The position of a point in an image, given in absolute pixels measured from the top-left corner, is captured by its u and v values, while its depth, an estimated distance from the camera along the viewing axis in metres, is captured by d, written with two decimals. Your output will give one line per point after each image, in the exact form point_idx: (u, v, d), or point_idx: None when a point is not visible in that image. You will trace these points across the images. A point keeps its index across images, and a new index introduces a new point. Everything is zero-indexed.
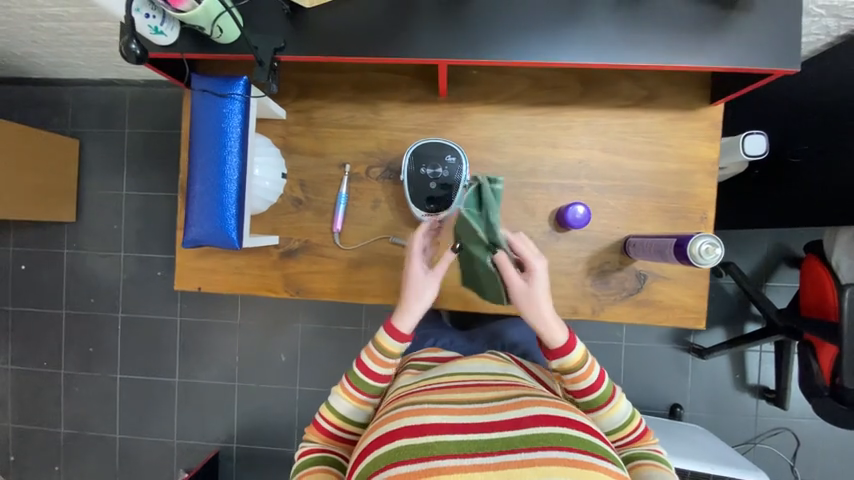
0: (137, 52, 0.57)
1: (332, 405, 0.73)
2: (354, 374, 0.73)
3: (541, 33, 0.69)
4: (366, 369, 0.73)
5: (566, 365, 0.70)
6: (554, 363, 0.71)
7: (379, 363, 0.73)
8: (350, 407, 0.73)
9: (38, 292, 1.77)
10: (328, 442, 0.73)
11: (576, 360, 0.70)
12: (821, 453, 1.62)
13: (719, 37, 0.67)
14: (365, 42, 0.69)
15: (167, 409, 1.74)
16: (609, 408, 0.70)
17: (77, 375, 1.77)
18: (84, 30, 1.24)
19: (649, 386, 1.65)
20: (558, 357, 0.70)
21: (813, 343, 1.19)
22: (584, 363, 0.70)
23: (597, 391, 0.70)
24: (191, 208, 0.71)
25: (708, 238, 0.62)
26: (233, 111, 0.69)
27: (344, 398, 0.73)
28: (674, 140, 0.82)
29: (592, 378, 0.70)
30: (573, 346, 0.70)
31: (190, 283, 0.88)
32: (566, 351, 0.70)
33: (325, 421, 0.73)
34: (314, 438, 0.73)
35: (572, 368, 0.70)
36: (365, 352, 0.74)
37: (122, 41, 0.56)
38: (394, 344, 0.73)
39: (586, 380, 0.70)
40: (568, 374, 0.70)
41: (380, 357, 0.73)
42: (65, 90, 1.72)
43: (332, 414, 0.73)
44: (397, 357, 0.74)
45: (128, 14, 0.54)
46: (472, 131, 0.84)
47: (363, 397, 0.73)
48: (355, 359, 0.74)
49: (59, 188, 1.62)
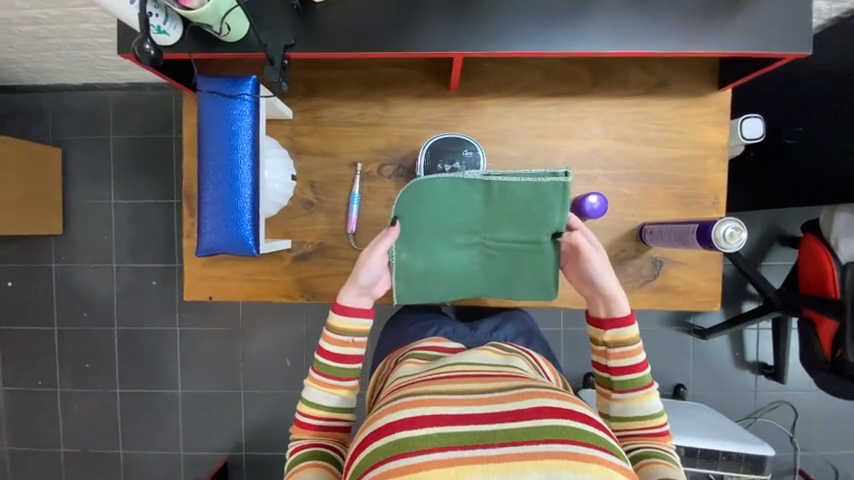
0: (152, 52, 0.53)
1: (308, 399, 0.72)
2: (318, 362, 0.73)
3: (558, 20, 0.67)
4: (328, 354, 0.72)
5: (619, 336, 0.72)
6: (607, 333, 0.72)
7: (336, 342, 0.73)
8: (325, 395, 0.72)
9: (27, 309, 1.70)
10: (318, 437, 0.70)
11: (633, 334, 0.72)
12: (817, 423, 1.69)
13: (736, 21, 0.67)
14: (377, 36, 0.66)
15: (170, 422, 1.70)
16: (645, 392, 0.69)
17: (74, 392, 1.71)
18: (63, 33, 1.18)
19: (653, 368, 1.69)
20: (614, 327, 0.72)
21: (813, 319, 1.22)
22: (635, 342, 0.71)
23: (641, 371, 0.70)
24: (203, 215, 0.69)
25: (732, 221, 0.63)
26: (243, 113, 0.66)
27: (318, 389, 0.72)
28: (685, 126, 0.83)
29: (640, 358, 0.70)
30: (631, 322, 0.72)
31: (200, 293, 0.86)
32: (627, 322, 0.72)
33: (310, 417, 0.71)
34: (302, 435, 0.71)
35: (626, 341, 0.71)
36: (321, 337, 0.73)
37: (136, 41, 0.52)
38: (342, 321, 0.73)
39: (636, 357, 0.70)
40: (618, 345, 0.71)
41: (335, 337, 0.73)
42: (42, 97, 1.64)
43: (314, 408, 0.71)
44: (351, 333, 0.73)
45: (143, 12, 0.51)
46: (484, 125, 0.83)
47: (332, 382, 0.72)
48: (317, 348, 0.73)
49: (42, 200, 1.54)
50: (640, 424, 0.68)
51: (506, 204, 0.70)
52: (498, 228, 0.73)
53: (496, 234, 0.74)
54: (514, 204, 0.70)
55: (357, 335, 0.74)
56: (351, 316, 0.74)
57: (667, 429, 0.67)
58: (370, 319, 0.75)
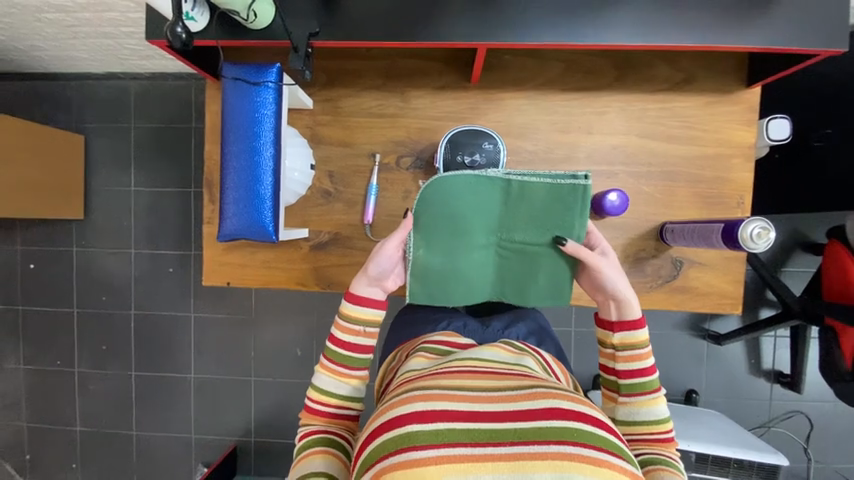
0: (183, 36, 0.54)
1: (319, 386, 0.72)
2: (329, 349, 0.73)
3: (585, 12, 0.65)
4: (339, 342, 0.73)
5: (629, 339, 0.70)
6: (616, 335, 0.70)
7: (348, 331, 0.73)
8: (335, 383, 0.72)
9: (48, 291, 1.75)
10: (328, 424, 0.71)
11: (643, 338, 0.70)
12: (833, 435, 1.65)
13: (770, 16, 0.65)
14: (401, 25, 0.66)
15: (182, 405, 1.74)
16: (652, 397, 0.67)
17: (91, 373, 1.76)
18: (90, 21, 1.20)
19: (665, 372, 1.66)
20: (623, 330, 0.70)
21: (834, 329, 1.19)
22: (645, 344, 0.70)
23: (650, 375, 0.68)
24: (225, 202, 0.70)
25: (759, 222, 0.61)
26: (266, 101, 0.67)
27: (328, 376, 0.72)
28: (712, 123, 0.81)
29: (649, 362, 0.69)
30: (643, 325, 0.70)
31: (218, 278, 0.87)
32: (638, 325, 0.70)
33: (321, 404, 0.72)
34: (313, 420, 0.71)
35: (635, 344, 0.69)
36: (333, 325, 0.74)
37: (169, 23, 0.53)
38: (356, 309, 0.73)
39: (645, 360, 0.69)
40: (628, 348, 0.69)
41: (348, 326, 0.73)
42: (67, 84, 1.68)
43: (324, 395, 0.72)
44: (363, 323, 0.73)
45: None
46: (505, 119, 0.82)
47: (342, 370, 0.72)
48: (328, 335, 0.74)
49: (64, 185, 1.58)
50: (645, 430, 0.66)
51: (523, 206, 0.71)
52: (515, 229, 0.73)
53: (513, 235, 0.73)
54: (533, 205, 0.70)
55: (368, 325, 0.74)
56: (366, 306, 0.73)
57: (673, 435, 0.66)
58: (381, 310, 0.74)
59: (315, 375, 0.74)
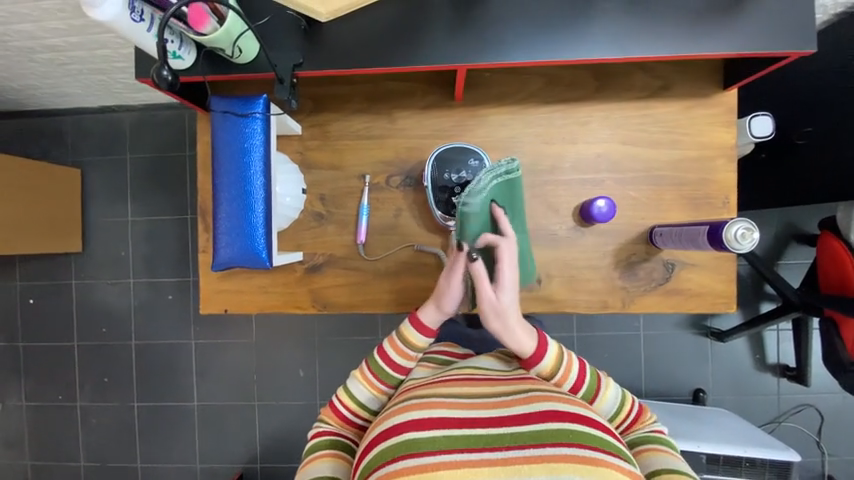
0: (169, 78, 0.55)
1: (351, 390, 0.72)
2: (373, 361, 0.73)
3: (559, 29, 0.67)
4: (391, 361, 0.72)
5: (544, 372, 0.67)
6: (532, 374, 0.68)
7: (403, 353, 0.73)
8: (366, 393, 0.72)
9: (48, 325, 1.75)
10: (344, 427, 0.71)
11: (550, 365, 0.67)
12: (844, 427, 1.63)
13: (738, 22, 0.67)
14: (381, 52, 0.68)
15: (186, 434, 1.72)
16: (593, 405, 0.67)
17: (93, 406, 1.74)
18: (82, 59, 1.23)
19: (671, 372, 1.65)
20: (534, 365, 0.68)
21: (834, 320, 1.19)
22: (558, 367, 0.67)
23: (582, 387, 0.67)
24: (218, 230, 0.71)
25: (744, 222, 0.62)
26: (255, 131, 0.69)
27: (365, 386, 0.72)
28: (692, 127, 0.82)
29: (574, 377, 0.67)
30: (544, 353, 0.67)
31: (215, 305, 0.87)
32: (537, 361, 0.67)
33: (343, 407, 0.72)
34: (328, 420, 0.72)
35: (550, 373, 0.67)
36: (387, 341, 0.74)
37: (155, 67, 0.54)
38: (422, 339, 0.73)
39: (566, 381, 0.67)
40: (543, 381, 0.68)
41: (405, 349, 0.73)
42: (62, 120, 1.71)
43: (351, 400, 0.72)
44: (418, 350, 0.73)
45: (161, 40, 0.53)
46: (489, 134, 0.84)
47: (383, 387, 0.72)
48: (378, 348, 0.74)
49: (61, 219, 1.60)
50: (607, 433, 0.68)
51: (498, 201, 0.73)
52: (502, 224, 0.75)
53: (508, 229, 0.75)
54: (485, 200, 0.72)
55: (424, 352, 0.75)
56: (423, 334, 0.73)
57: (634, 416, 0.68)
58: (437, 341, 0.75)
59: (348, 379, 0.73)
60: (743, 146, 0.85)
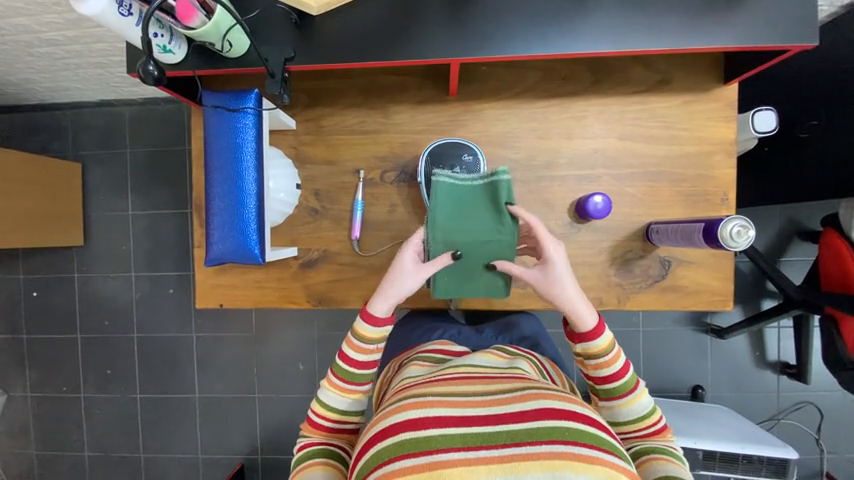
0: (155, 73, 0.55)
1: (324, 400, 0.72)
2: (338, 366, 0.73)
3: (555, 22, 0.66)
4: (351, 361, 0.72)
5: (590, 349, 0.70)
6: (578, 347, 0.71)
7: (362, 350, 0.72)
8: (340, 399, 0.72)
9: (51, 317, 1.77)
10: (325, 437, 0.72)
11: (602, 345, 0.69)
12: (843, 425, 1.62)
13: (739, 15, 0.65)
14: (374, 47, 0.67)
15: (189, 425, 1.75)
16: (629, 397, 0.68)
17: (97, 397, 1.77)
18: (79, 52, 1.23)
19: (670, 369, 1.65)
20: (581, 341, 0.71)
21: (835, 317, 1.18)
22: (610, 349, 0.69)
23: (622, 378, 0.69)
24: (211, 226, 0.70)
25: (739, 220, 0.60)
26: (247, 126, 0.68)
27: (336, 392, 0.73)
28: (691, 122, 0.81)
29: (619, 367, 0.69)
30: (601, 332, 0.69)
31: (211, 300, 0.88)
32: (593, 336, 0.69)
33: (323, 418, 0.72)
34: (312, 431, 0.72)
35: (597, 354, 0.69)
36: (345, 342, 0.73)
37: (140, 63, 0.54)
38: (373, 330, 0.72)
39: (612, 365, 0.69)
40: (592, 357, 0.70)
41: (362, 345, 0.72)
42: (63, 114, 1.71)
43: (327, 409, 0.72)
44: (377, 342, 0.73)
45: (146, 35, 0.52)
46: (485, 129, 0.83)
47: (351, 387, 0.72)
48: (339, 352, 0.73)
49: (63, 213, 1.61)
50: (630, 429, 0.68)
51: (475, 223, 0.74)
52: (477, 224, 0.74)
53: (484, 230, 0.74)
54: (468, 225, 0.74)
55: (382, 342, 0.73)
56: (376, 325, 0.72)
57: (662, 427, 0.67)
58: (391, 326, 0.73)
59: (321, 389, 0.74)
60: (743, 140, 0.83)
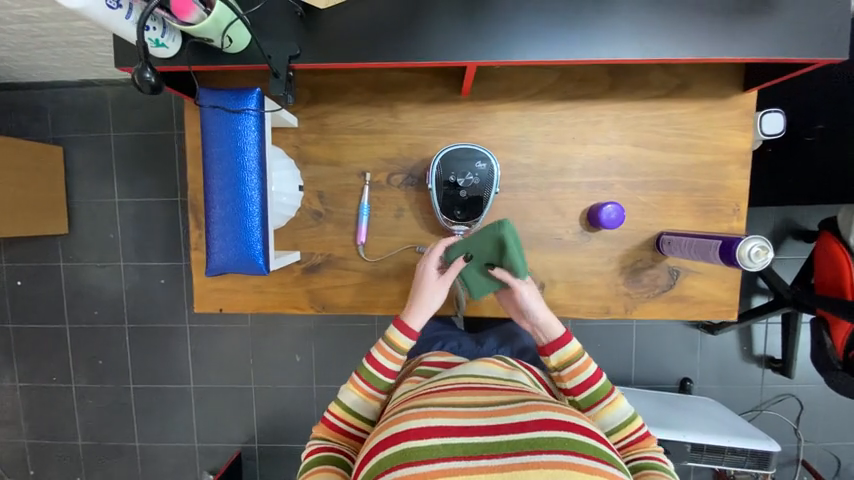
0: (152, 80, 0.51)
1: (344, 402, 0.72)
2: (364, 369, 0.73)
3: (579, 23, 0.62)
4: (378, 363, 0.72)
5: (563, 358, 0.70)
6: (551, 358, 0.71)
7: (391, 359, 0.72)
8: (358, 401, 0.72)
9: (38, 307, 1.71)
10: (333, 443, 0.70)
11: (572, 351, 0.70)
12: (821, 416, 1.70)
13: (773, 23, 0.61)
14: (386, 45, 0.63)
15: (184, 414, 1.74)
16: (607, 403, 0.68)
17: (89, 387, 1.74)
18: (58, 30, 1.14)
19: (661, 362, 1.69)
20: (554, 351, 0.71)
21: (827, 321, 1.21)
22: (579, 355, 0.70)
23: (593, 384, 0.69)
24: (212, 234, 0.67)
25: (758, 240, 0.61)
26: (248, 128, 0.64)
27: (354, 392, 0.72)
28: (708, 130, 0.79)
29: (590, 374, 0.69)
30: (569, 339, 0.71)
31: (210, 305, 0.85)
32: (563, 343, 0.70)
33: (333, 416, 0.72)
34: (321, 437, 0.71)
35: (569, 361, 0.70)
36: (376, 348, 0.73)
37: (136, 69, 0.50)
38: (403, 340, 0.72)
39: (584, 371, 0.69)
40: (566, 366, 0.70)
41: (392, 353, 0.72)
42: (41, 94, 1.61)
43: (346, 411, 0.71)
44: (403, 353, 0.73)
45: (143, 42, 0.48)
46: (497, 132, 0.80)
47: (371, 391, 0.72)
48: (368, 356, 0.73)
49: (46, 201, 1.53)
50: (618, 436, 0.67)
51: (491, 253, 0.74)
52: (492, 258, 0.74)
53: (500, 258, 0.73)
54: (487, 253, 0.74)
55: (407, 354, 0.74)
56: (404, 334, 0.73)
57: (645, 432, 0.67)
58: (414, 339, 0.74)
59: (342, 391, 0.73)
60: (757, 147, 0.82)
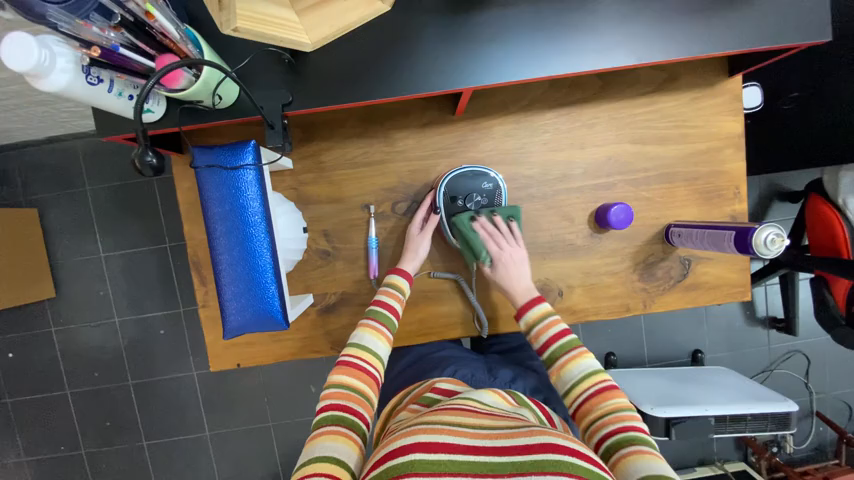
0: (154, 162, 0.49)
1: (360, 342, 0.70)
2: (375, 311, 0.73)
3: (569, 33, 0.61)
4: (385, 303, 0.74)
5: (531, 321, 0.73)
6: (521, 323, 0.75)
7: (395, 299, 0.75)
8: (377, 342, 0.71)
9: (33, 377, 1.64)
10: (350, 397, 0.63)
11: (536, 317, 0.73)
12: (828, 366, 1.76)
13: (755, 12, 0.62)
14: (377, 80, 0.61)
15: (204, 463, 1.69)
16: (574, 355, 0.69)
17: (100, 451, 1.68)
18: (18, 92, 1.08)
19: (671, 338, 1.72)
20: (526, 313, 0.74)
21: (824, 278, 1.18)
22: (546, 317, 0.73)
23: (559, 341, 0.71)
24: (223, 296, 0.64)
25: (772, 228, 0.64)
26: (247, 183, 0.61)
27: (373, 335, 0.71)
28: (701, 119, 0.80)
29: (555, 332, 0.71)
30: (536, 304, 0.74)
31: (227, 361, 0.82)
32: (528, 308, 0.74)
33: (354, 358, 0.68)
34: (336, 391, 0.64)
35: (533, 323, 0.73)
36: (381, 294, 0.75)
37: (136, 153, 0.48)
38: (398, 279, 0.76)
39: (548, 333, 0.72)
40: (533, 328, 0.73)
41: (394, 292, 0.75)
42: (7, 156, 1.54)
43: (364, 351, 0.69)
44: (402, 292, 0.76)
45: (141, 124, 0.46)
46: (496, 147, 0.80)
47: (386, 331, 0.72)
48: (374, 300, 0.75)
49: (27, 267, 1.46)
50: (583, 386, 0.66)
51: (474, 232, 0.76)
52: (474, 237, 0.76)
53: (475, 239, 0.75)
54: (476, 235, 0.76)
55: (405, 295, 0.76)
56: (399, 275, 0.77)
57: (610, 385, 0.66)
58: (409, 282, 0.77)
59: (357, 334, 0.71)
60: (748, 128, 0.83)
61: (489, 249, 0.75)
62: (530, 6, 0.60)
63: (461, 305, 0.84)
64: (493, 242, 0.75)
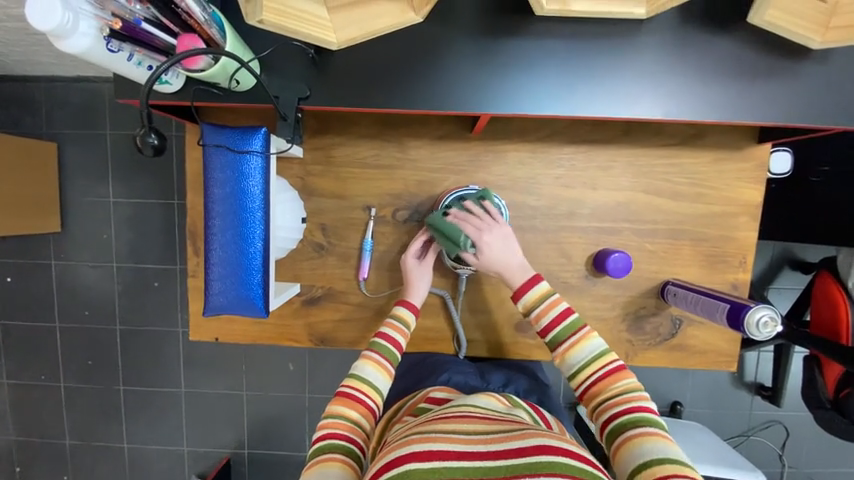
0: (156, 142, 0.52)
1: (360, 373, 0.68)
2: (377, 343, 0.72)
3: (601, 74, 0.60)
4: (389, 337, 0.73)
5: (529, 303, 0.70)
6: (519, 306, 0.71)
7: (400, 333, 0.74)
8: (378, 375, 0.69)
9: (26, 304, 1.68)
10: (346, 425, 0.62)
11: (532, 299, 0.69)
12: (806, 443, 1.73)
13: (799, 86, 0.60)
14: (398, 89, 0.60)
15: (175, 418, 1.73)
16: (578, 338, 0.66)
17: (78, 387, 1.72)
18: None
19: (654, 385, 1.70)
20: (524, 296, 0.70)
21: (819, 359, 1.14)
22: (544, 298, 0.69)
23: (559, 324, 0.68)
24: (210, 275, 0.64)
25: (768, 310, 0.63)
26: (252, 170, 0.61)
27: (373, 367, 0.69)
28: (720, 181, 0.78)
29: (555, 315, 0.68)
30: (531, 286, 0.70)
31: (207, 333, 0.83)
32: (522, 292, 0.70)
33: (355, 391, 0.66)
34: (332, 421, 0.63)
35: (533, 305, 0.69)
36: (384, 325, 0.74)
37: (140, 133, 0.52)
38: (403, 311, 0.76)
39: (545, 317, 0.69)
40: (533, 311, 0.70)
41: (397, 325, 0.74)
42: (37, 87, 1.56)
43: (363, 383, 0.68)
44: (405, 323, 0.75)
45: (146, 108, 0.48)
46: (506, 173, 0.79)
47: (388, 365, 0.71)
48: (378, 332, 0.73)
49: (37, 199, 1.49)
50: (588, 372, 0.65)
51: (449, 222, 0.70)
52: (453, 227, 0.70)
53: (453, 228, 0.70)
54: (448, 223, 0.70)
55: (410, 328, 0.76)
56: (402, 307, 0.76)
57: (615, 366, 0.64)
58: (414, 314, 0.76)
59: (357, 364, 0.70)
60: None
61: (466, 232, 0.69)
62: (566, 41, 0.59)
63: (443, 322, 0.84)
64: (469, 224, 0.69)
